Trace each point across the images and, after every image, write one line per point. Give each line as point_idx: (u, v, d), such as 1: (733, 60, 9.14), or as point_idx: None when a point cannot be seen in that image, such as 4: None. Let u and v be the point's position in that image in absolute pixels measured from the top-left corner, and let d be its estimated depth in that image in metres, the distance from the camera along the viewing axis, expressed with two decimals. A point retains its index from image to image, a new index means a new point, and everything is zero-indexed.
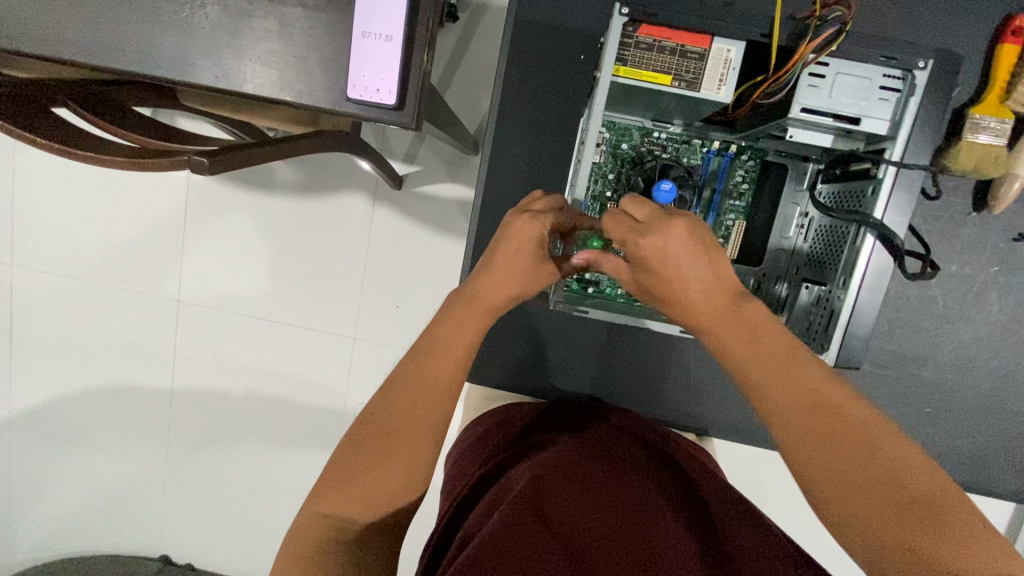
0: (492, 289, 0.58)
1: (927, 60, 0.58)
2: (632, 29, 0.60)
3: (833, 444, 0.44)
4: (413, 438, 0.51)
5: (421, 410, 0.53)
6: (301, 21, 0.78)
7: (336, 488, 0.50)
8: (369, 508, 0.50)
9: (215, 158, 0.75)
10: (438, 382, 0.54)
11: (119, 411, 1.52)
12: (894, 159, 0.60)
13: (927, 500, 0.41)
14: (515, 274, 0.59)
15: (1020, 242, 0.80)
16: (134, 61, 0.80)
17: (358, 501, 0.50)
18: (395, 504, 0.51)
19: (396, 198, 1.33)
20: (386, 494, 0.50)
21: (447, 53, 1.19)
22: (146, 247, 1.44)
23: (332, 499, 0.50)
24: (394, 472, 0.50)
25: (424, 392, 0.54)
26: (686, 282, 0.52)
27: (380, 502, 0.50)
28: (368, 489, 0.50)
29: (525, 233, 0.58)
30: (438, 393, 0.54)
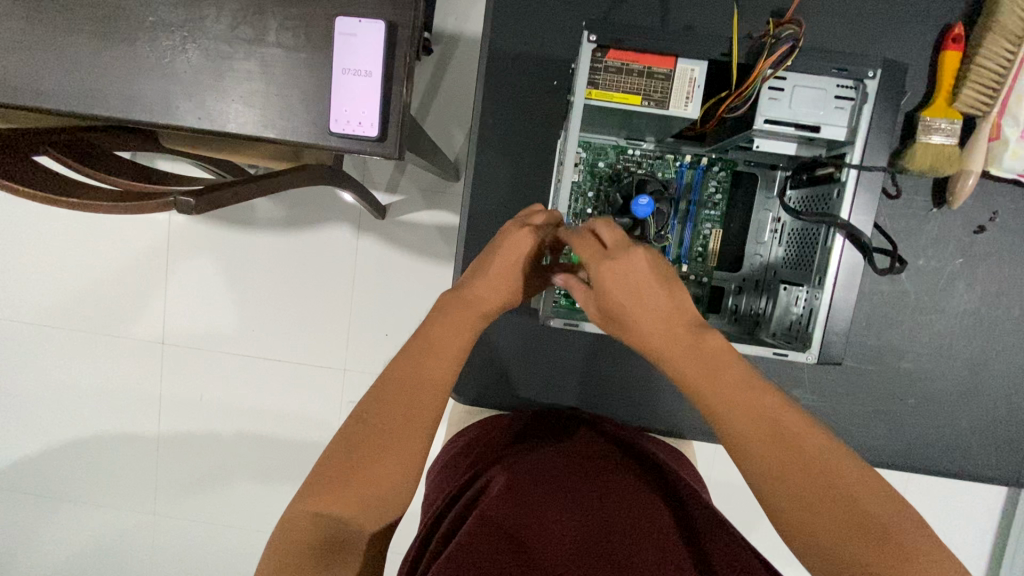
0: (485, 295, 0.60)
1: (876, 69, 0.62)
2: (601, 54, 0.64)
3: (777, 451, 0.48)
4: (407, 437, 0.53)
5: (413, 410, 0.54)
6: (282, 61, 0.81)
7: (332, 485, 0.51)
8: (365, 505, 0.51)
9: (201, 197, 0.77)
10: (430, 385, 0.56)
11: (104, 458, 1.49)
12: (854, 163, 0.64)
13: (875, 521, 0.45)
14: (502, 285, 0.60)
15: (980, 234, 0.83)
16: (117, 107, 0.81)
17: (354, 497, 0.51)
18: (389, 504, 0.52)
19: (379, 227, 1.35)
20: (381, 490, 0.52)
21: (424, 85, 1.23)
22: (127, 290, 1.43)
23: (330, 495, 0.51)
24: (389, 469, 0.52)
25: (417, 392, 0.55)
26: (640, 308, 0.55)
27: (375, 502, 0.52)
28: (363, 485, 0.51)
29: (511, 245, 0.60)
30: (431, 394, 0.56)
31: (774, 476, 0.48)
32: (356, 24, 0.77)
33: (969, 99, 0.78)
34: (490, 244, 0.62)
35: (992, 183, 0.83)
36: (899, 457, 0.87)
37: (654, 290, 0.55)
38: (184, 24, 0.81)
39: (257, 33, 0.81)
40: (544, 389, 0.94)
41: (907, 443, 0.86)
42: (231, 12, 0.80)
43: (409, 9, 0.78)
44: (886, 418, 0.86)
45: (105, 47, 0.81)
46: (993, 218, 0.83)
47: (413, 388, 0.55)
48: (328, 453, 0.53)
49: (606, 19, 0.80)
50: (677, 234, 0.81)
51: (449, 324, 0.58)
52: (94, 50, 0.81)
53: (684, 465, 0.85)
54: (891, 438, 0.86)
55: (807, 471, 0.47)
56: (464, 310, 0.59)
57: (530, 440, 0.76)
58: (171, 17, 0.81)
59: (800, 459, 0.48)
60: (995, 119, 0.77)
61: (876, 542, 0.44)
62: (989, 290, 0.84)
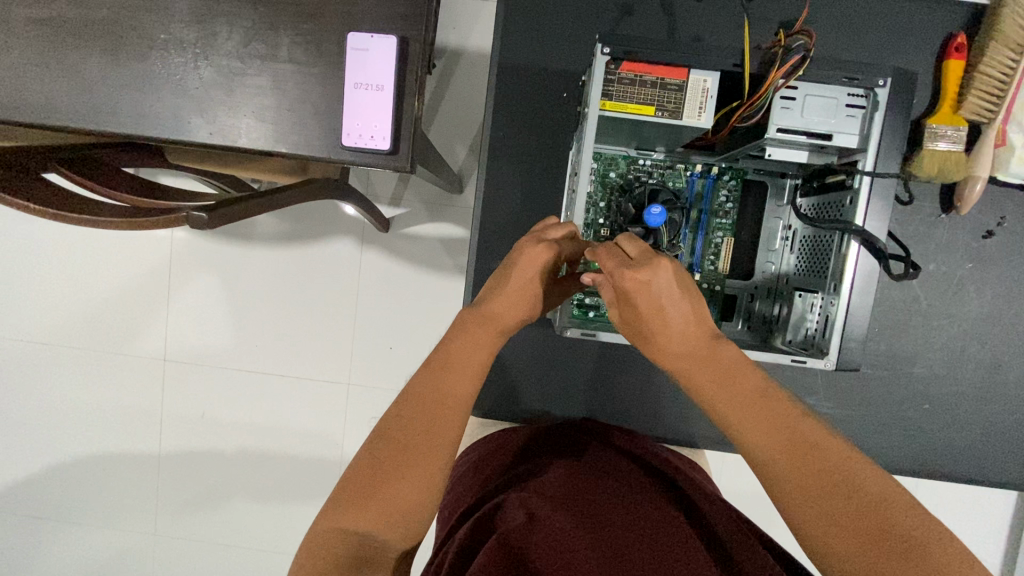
0: (505, 310, 0.60)
1: (886, 77, 0.63)
2: (615, 66, 0.64)
3: (796, 461, 0.48)
4: (435, 454, 0.53)
5: (438, 424, 0.54)
6: (293, 77, 0.81)
7: (357, 501, 0.51)
8: (391, 520, 0.51)
9: (214, 212, 0.77)
10: (454, 399, 0.56)
11: (107, 478, 1.46)
12: (867, 170, 0.64)
13: (900, 532, 0.43)
14: (522, 300, 0.60)
15: (989, 239, 0.84)
16: (129, 124, 0.82)
17: (381, 513, 0.50)
18: (415, 519, 0.52)
19: (386, 240, 1.35)
20: (410, 507, 0.51)
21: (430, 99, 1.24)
22: (132, 306, 1.42)
23: (357, 511, 0.50)
24: (416, 484, 0.52)
25: (441, 406, 0.55)
26: (660, 319, 0.55)
27: (402, 516, 0.51)
28: (389, 500, 0.51)
29: (532, 262, 0.60)
30: (455, 408, 0.55)
31: (792, 485, 0.47)
32: (368, 40, 0.78)
33: (974, 105, 0.79)
34: (507, 258, 0.62)
35: (999, 188, 0.83)
36: (915, 464, 0.86)
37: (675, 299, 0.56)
38: (196, 41, 0.81)
39: (269, 50, 0.81)
40: (557, 402, 0.93)
41: (922, 448, 0.86)
42: (243, 29, 0.81)
43: (420, 25, 0.79)
44: (901, 424, 0.86)
45: (117, 64, 0.82)
46: (1001, 223, 0.84)
47: (439, 404, 0.55)
48: (352, 469, 0.53)
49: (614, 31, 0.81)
50: (688, 243, 0.81)
51: (473, 340, 0.58)
52: (106, 68, 0.82)
53: (701, 474, 0.85)
54: (906, 444, 0.86)
55: (824, 479, 0.46)
56: (487, 326, 0.59)
57: (546, 454, 0.76)
58: (183, 35, 0.81)
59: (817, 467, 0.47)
60: (1000, 125, 0.78)
61: (903, 554, 0.42)
62: (999, 295, 0.85)
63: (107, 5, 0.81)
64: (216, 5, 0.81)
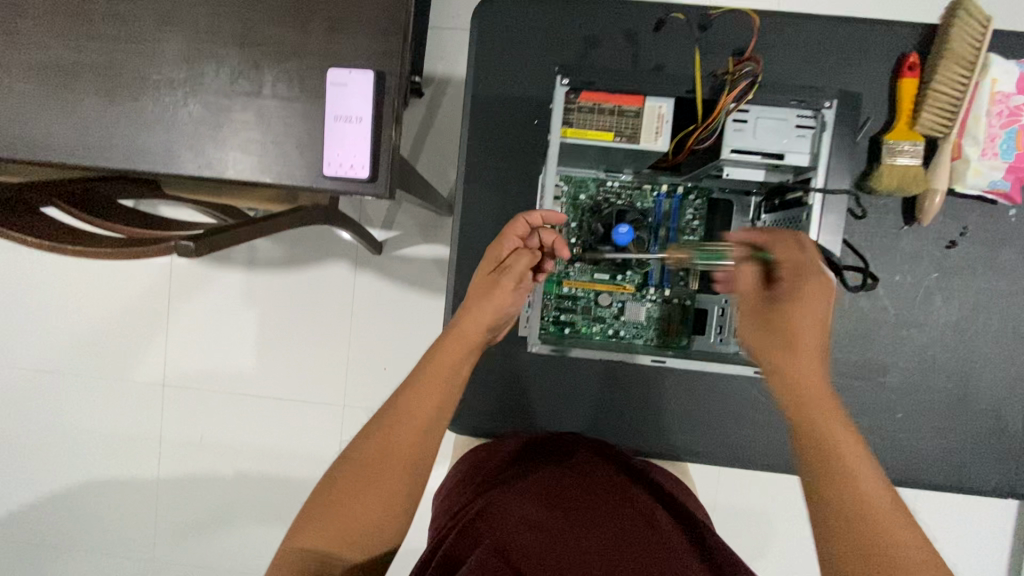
0: (466, 332, 0.72)
1: (831, 100, 0.66)
2: (574, 96, 0.68)
3: (827, 461, 0.53)
4: (387, 481, 0.61)
5: (395, 439, 0.63)
6: (277, 111, 0.85)
7: (318, 518, 0.59)
8: (348, 530, 0.59)
9: (201, 241, 0.81)
10: (409, 419, 0.64)
11: (107, 502, 1.48)
12: (818, 187, 0.67)
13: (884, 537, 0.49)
14: (481, 323, 0.72)
15: (952, 249, 0.86)
16: (122, 159, 0.86)
17: (338, 530, 0.59)
18: (372, 526, 0.60)
19: (379, 262, 1.38)
20: (364, 527, 0.60)
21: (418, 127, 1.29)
22: (132, 332, 1.45)
23: (317, 528, 0.59)
24: (369, 507, 0.60)
25: (398, 425, 0.64)
26: (805, 319, 0.60)
27: (356, 529, 0.59)
28: (347, 513, 0.59)
29: (476, 308, 0.72)
30: (409, 427, 0.64)
31: (825, 476, 0.53)
32: (346, 75, 0.82)
33: (930, 122, 0.82)
34: (472, 291, 0.74)
35: (960, 200, 0.86)
36: (892, 472, 0.87)
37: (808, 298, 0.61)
38: (185, 80, 0.86)
39: (254, 86, 0.85)
40: (539, 420, 0.93)
41: (900, 456, 0.87)
42: (230, 67, 0.85)
43: (397, 60, 0.83)
44: (878, 433, 0.87)
45: (111, 104, 0.86)
46: (964, 233, 0.86)
47: (391, 437, 0.63)
48: (316, 490, 0.62)
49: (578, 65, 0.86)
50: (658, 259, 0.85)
51: (425, 380, 0.67)
52: (101, 107, 0.86)
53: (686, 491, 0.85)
54: (884, 453, 0.87)
55: (857, 496, 0.51)
56: (440, 364, 0.69)
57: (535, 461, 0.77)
58: (173, 74, 0.86)
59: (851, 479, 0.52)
60: (956, 139, 0.82)
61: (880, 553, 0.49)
62: (967, 303, 0.86)
63: (102, 48, 0.86)
64: (204, 46, 0.86)
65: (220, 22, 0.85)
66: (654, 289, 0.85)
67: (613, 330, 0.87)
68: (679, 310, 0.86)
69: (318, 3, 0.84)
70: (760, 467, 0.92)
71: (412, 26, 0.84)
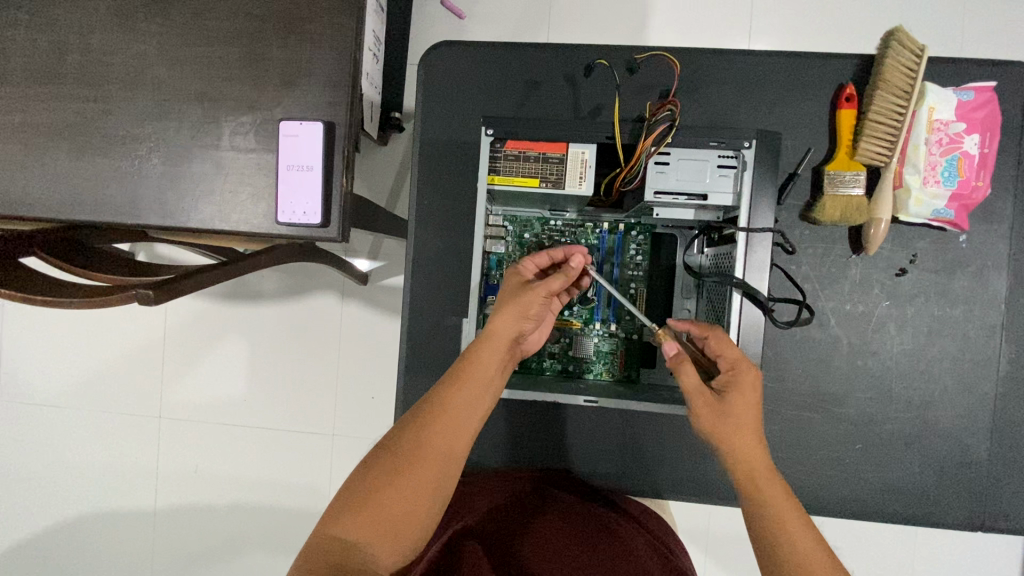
0: (502, 330, 0.71)
1: (750, 139, 0.68)
2: (500, 145, 0.72)
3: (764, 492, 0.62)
4: (426, 489, 0.65)
5: (436, 438, 0.67)
6: (233, 162, 0.89)
7: (354, 507, 0.62)
8: (381, 524, 0.62)
9: (161, 288, 0.84)
10: (451, 421, 0.68)
11: (107, 533, 1.52)
12: (743, 225, 0.68)
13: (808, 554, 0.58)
14: (516, 325, 0.72)
15: (903, 277, 0.85)
16: (93, 211, 0.91)
17: (376, 527, 0.62)
18: (406, 523, 0.63)
19: (364, 293, 1.41)
20: (398, 529, 0.63)
21: (398, 160, 1.31)
22: (127, 368, 1.51)
23: (352, 522, 0.61)
24: (407, 509, 0.63)
25: (439, 426, 0.67)
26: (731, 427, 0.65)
27: (386, 523, 0.62)
28: (383, 505, 0.63)
29: (509, 318, 0.71)
30: (451, 428, 0.68)
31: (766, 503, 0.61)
32: (297, 126, 0.86)
33: (871, 152, 0.81)
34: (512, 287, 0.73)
35: (907, 227, 0.85)
36: (854, 506, 0.85)
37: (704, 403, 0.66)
38: (149, 135, 0.90)
39: (212, 139, 0.90)
40: (495, 456, 0.92)
41: (861, 489, 0.85)
42: (191, 123, 0.90)
43: (345, 110, 0.87)
44: (837, 465, 0.86)
45: (84, 159, 0.92)
46: (913, 260, 0.85)
47: (432, 447, 0.66)
48: (354, 484, 0.64)
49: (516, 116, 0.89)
50: (604, 295, 0.86)
51: (460, 393, 0.69)
52: (74, 163, 0.92)
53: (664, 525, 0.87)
54: (845, 486, 0.85)
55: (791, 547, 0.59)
56: (475, 376, 0.70)
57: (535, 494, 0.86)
58: (140, 131, 0.91)
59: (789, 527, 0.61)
60: (897, 167, 0.81)
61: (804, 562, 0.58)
62: (920, 331, 0.85)
63: (74, 108, 0.92)
64: (165, 103, 0.90)
65: (181, 79, 0.90)
66: (601, 323, 0.86)
67: (563, 365, 0.88)
68: (626, 344, 0.87)
69: (271, 60, 0.88)
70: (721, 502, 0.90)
71: (358, 78, 0.88)
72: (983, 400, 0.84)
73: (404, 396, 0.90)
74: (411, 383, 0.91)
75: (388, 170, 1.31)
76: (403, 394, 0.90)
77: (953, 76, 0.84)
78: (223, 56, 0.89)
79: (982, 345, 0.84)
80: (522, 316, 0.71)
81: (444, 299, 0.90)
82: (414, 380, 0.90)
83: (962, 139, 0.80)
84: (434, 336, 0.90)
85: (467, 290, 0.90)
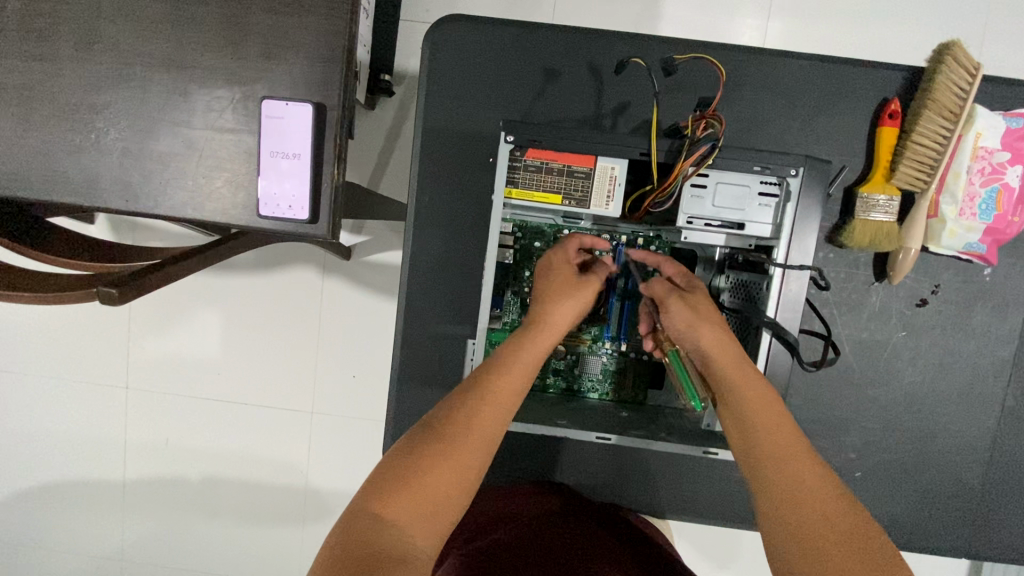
0: (561, 314, 0.66)
1: (798, 168, 0.61)
2: (520, 153, 0.63)
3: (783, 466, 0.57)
4: (470, 464, 0.57)
5: (485, 411, 0.59)
6: (208, 143, 0.79)
7: (389, 484, 0.54)
8: (420, 507, 0.54)
9: (126, 286, 0.75)
10: (503, 395, 0.61)
11: (74, 502, 1.45)
12: (779, 261, 0.63)
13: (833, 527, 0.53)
14: (574, 308, 0.67)
15: (922, 308, 0.82)
16: (42, 190, 0.79)
17: (413, 505, 0.53)
18: (445, 506, 0.55)
19: (346, 269, 1.30)
20: (435, 505, 0.54)
21: (385, 127, 1.14)
22: (88, 340, 1.39)
23: (391, 500, 0.53)
24: (451, 485, 0.56)
25: (489, 401, 0.60)
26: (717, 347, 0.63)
27: (427, 506, 0.54)
28: (421, 484, 0.54)
29: (570, 305, 0.67)
30: (503, 404, 0.60)
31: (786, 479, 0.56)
32: (283, 108, 0.75)
33: (908, 176, 0.76)
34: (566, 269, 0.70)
35: (934, 257, 0.82)
36: None
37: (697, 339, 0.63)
38: (108, 105, 0.78)
39: (182, 115, 0.78)
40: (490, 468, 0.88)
41: None
42: (156, 93, 0.78)
43: (338, 90, 0.76)
44: None
45: (29, 126, 0.79)
46: (935, 291, 0.82)
47: (487, 420, 0.59)
48: (402, 449, 0.57)
49: (530, 111, 0.80)
50: (616, 312, 0.80)
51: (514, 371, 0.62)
52: (18, 131, 0.79)
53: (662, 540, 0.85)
54: None
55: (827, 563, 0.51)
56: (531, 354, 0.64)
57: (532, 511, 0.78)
58: (96, 98, 0.78)
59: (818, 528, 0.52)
60: (934, 195, 0.76)
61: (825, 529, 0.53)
62: (934, 362, 0.83)
63: (16, 66, 0.78)
64: (126, 67, 0.78)
65: (144, 40, 0.77)
66: (611, 342, 0.81)
67: (568, 383, 0.83)
68: (636, 364, 0.82)
69: (251, 25, 0.76)
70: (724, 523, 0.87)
71: (353, 52, 0.77)
72: (986, 431, 0.84)
73: (398, 407, 0.85)
74: (405, 394, 0.85)
75: (374, 136, 1.15)
76: (397, 404, 0.85)
77: (1000, 98, 0.78)
78: (195, 16, 0.77)
79: (992, 378, 0.83)
80: (581, 305, 0.67)
81: (444, 307, 0.84)
82: (409, 391, 0.85)
83: (1004, 170, 0.76)
84: (432, 346, 0.84)
85: (468, 299, 0.83)
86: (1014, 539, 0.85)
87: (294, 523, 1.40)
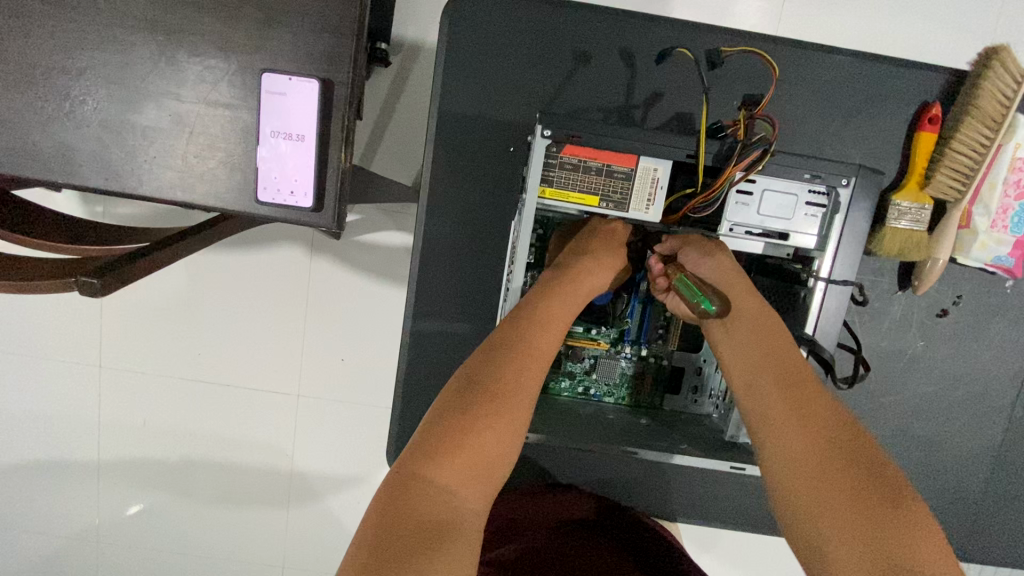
0: (588, 271, 0.64)
1: (849, 177, 0.61)
2: (556, 150, 0.61)
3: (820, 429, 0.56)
4: (513, 422, 0.56)
5: (521, 369, 0.58)
6: (201, 120, 0.71)
7: (433, 449, 0.53)
8: (468, 470, 0.53)
9: (109, 276, 0.68)
10: (538, 353, 0.60)
11: (32, 486, 1.32)
12: (821, 274, 0.62)
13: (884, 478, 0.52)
14: (603, 267, 0.65)
15: (942, 318, 0.82)
16: (8, 162, 0.70)
17: (460, 468, 0.53)
18: (489, 466, 0.55)
19: (338, 248, 1.19)
20: (481, 464, 0.54)
21: (383, 97, 1.03)
22: (49, 313, 1.25)
23: (434, 462, 0.52)
24: (497, 443, 0.55)
25: (523, 361, 0.59)
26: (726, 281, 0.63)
27: (473, 466, 0.54)
28: (464, 446, 0.54)
29: (599, 266, 0.65)
30: (537, 361, 0.60)
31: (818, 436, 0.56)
32: (286, 83, 0.68)
33: (944, 185, 0.73)
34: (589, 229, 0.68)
35: (956, 267, 0.81)
36: None
37: (713, 266, 0.63)
38: (84, 69, 0.69)
39: (170, 85, 0.70)
40: None
41: None
42: (140, 59, 0.69)
43: (348, 65, 0.69)
44: None
45: None
46: (956, 301, 0.81)
47: (518, 385, 0.58)
48: (434, 418, 0.55)
49: (554, 99, 0.74)
50: (637, 315, 0.78)
51: (546, 328, 0.61)
52: None
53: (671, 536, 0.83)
54: None
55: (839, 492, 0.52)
56: (553, 323, 0.62)
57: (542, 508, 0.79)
58: (69, 60, 0.69)
59: (828, 456, 0.54)
60: (967, 206, 0.75)
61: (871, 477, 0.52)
62: (948, 372, 0.83)
63: None
64: (104, 27, 0.69)
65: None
66: (631, 346, 0.78)
67: (583, 386, 0.81)
68: (655, 369, 0.80)
69: None
70: (743, 526, 0.84)
71: (365, 23, 0.69)
72: (992, 440, 0.84)
73: (404, 407, 0.80)
74: (412, 393, 0.80)
75: (373, 104, 1.03)
76: (402, 405, 0.80)
77: None
78: None
79: (1003, 389, 0.83)
80: (609, 265, 0.66)
81: (455, 304, 0.79)
82: (415, 391, 0.80)
83: None
84: (442, 345, 0.80)
85: (482, 297, 0.79)
86: (1010, 542, 0.86)
87: (278, 509, 1.31)
